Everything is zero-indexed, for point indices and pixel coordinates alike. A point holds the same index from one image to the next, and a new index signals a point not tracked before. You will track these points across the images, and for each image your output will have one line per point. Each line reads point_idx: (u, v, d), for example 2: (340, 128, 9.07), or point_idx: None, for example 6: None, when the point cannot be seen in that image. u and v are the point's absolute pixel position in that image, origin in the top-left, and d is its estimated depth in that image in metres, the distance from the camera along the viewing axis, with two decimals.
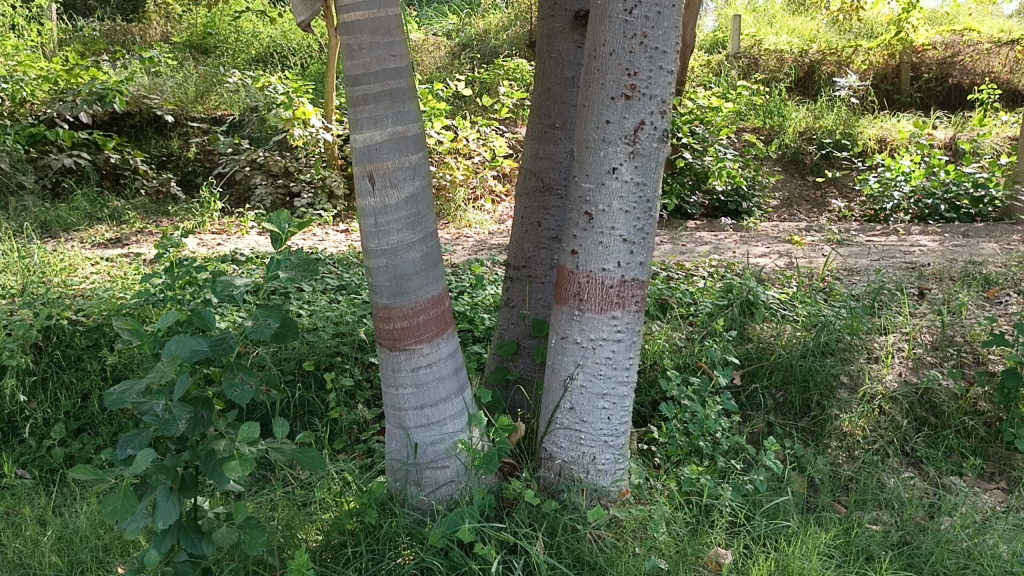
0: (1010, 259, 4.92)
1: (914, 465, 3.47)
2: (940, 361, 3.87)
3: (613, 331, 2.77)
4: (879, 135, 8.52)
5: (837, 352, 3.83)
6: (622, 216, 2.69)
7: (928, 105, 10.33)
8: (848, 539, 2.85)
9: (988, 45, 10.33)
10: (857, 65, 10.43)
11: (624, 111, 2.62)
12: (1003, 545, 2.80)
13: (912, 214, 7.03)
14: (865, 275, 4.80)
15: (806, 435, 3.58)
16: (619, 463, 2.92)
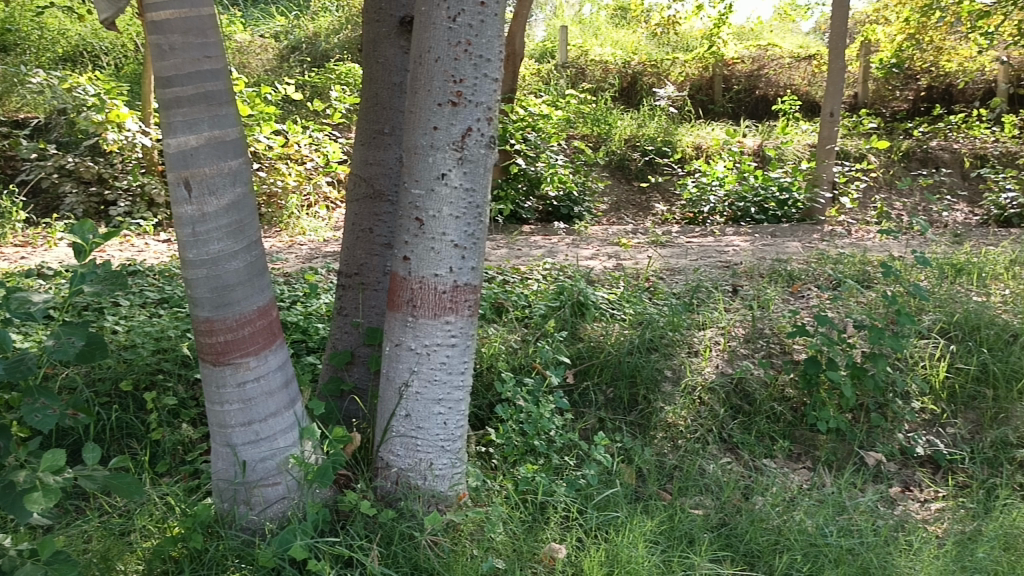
0: (810, 257, 5.36)
1: (730, 451, 3.70)
2: (751, 352, 4.16)
3: (447, 336, 2.78)
4: (696, 142, 9.03)
5: (661, 348, 4.06)
6: (452, 222, 2.71)
7: (738, 114, 11.11)
8: (672, 524, 3.01)
9: (788, 59, 11.22)
10: (674, 76, 11.05)
11: (451, 118, 2.64)
12: (809, 520, 3.03)
13: (726, 216, 7.51)
14: (684, 275, 5.09)
15: (634, 428, 3.74)
16: (456, 467, 2.93)
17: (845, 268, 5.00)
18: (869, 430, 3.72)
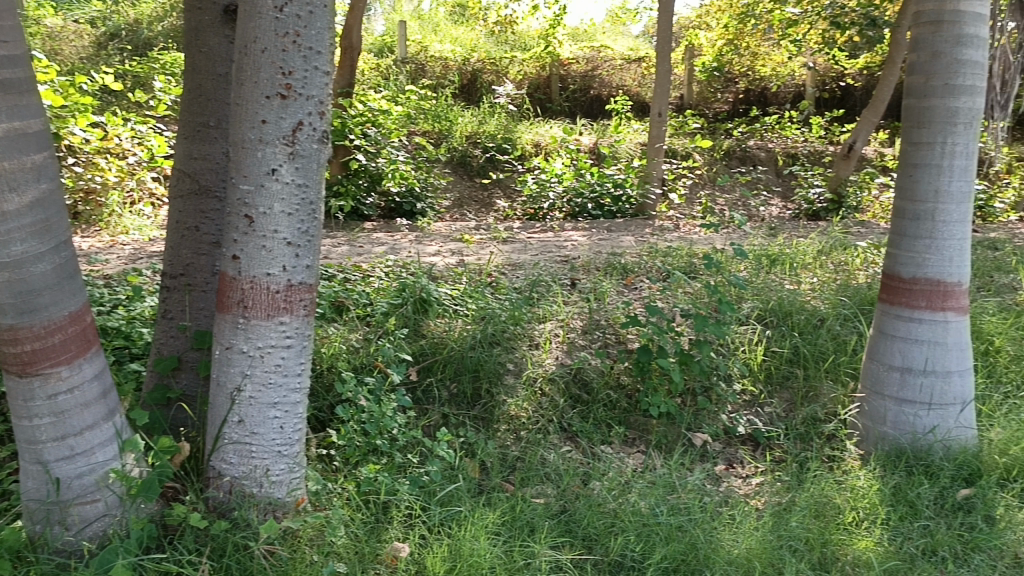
0: (642, 250, 5.61)
1: (570, 439, 3.81)
2: (589, 343, 4.29)
3: (282, 337, 2.69)
4: (535, 140, 9.20)
5: (502, 342, 4.12)
6: (284, 218, 2.62)
7: (574, 113, 11.45)
8: (514, 515, 3.07)
9: (620, 61, 11.67)
10: (513, 74, 11.22)
11: (280, 111, 2.55)
12: (642, 501, 3.18)
13: (565, 212, 7.71)
14: (525, 269, 5.19)
15: (478, 421, 3.77)
16: (294, 472, 2.84)
17: (674, 261, 5.26)
18: (696, 413, 3.91)
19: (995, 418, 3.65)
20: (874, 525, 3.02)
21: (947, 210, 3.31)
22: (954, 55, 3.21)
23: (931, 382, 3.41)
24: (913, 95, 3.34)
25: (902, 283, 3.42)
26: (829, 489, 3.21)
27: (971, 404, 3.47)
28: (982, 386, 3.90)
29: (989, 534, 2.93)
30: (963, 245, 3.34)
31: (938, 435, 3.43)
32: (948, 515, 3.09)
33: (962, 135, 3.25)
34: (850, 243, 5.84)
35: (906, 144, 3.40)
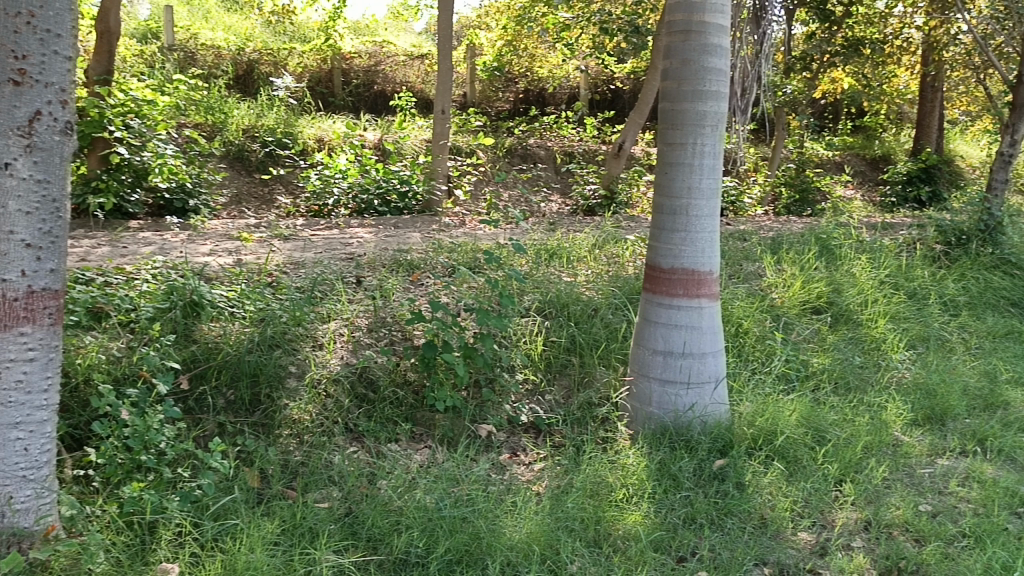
0: (427, 246, 5.63)
1: (356, 440, 3.75)
2: (375, 341, 4.24)
3: (22, 350, 2.42)
4: (317, 135, 8.95)
5: (283, 344, 3.97)
6: (22, 218, 2.36)
7: (357, 108, 11.27)
8: (295, 522, 2.98)
9: (403, 57, 11.64)
10: (292, 67, 10.85)
11: (14, 99, 2.29)
12: (427, 496, 3.20)
13: (350, 208, 7.56)
14: (307, 268, 5.03)
15: (257, 428, 3.62)
16: (43, 498, 2.56)
17: (458, 256, 5.33)
18: (481, 405, 3.98)
19: (744, 393, 4.03)
20: (642, 500, 3.23)
21: (699, 206, 3.60)
22: (701, 63, 3.49)
23: (689, 363, 3.69)
24: (667, 98, 3.60)
25: (662, 272, 3.67)
26: (603, 469, 3.40)
27: (723, 381, 3.80)
28: (733, 365, 4.30)
29: (739, 499, 3.23)
30: (713, 237, 3.65)
31: (696, 411, 3.72)
32: (705, 485, 3.37)
33: (709, 136, 3.55)
34: (621, 236, 6.21)
35: (662, 145, 3.65)
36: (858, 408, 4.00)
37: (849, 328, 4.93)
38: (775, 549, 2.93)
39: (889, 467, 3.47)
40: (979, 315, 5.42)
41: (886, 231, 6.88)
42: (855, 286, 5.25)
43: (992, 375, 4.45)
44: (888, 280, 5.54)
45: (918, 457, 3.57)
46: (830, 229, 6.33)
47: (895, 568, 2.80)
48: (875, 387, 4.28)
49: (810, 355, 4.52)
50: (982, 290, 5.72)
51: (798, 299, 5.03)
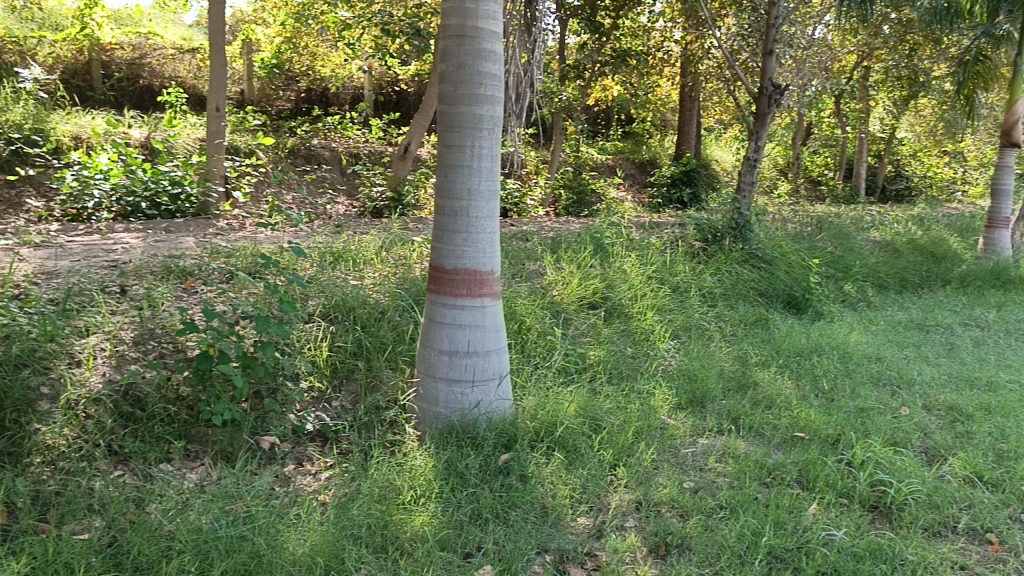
0: (202, 251, 5.33)
1: (122, 463, 3.47)
2: (142, 355, 3.93)
3: None
4: (74, 131, 8.19)
5: (32, 363, 3.58)
6: None
7: (121, 104, 10.45)
8: (48, 558, 2.71)
9: (171, 51, 11.01)
10: (42, 57, 9.82)
11: None
12: (202, 517, 3.02)
13: (115, 212, 6.99)
14: (62, 277, 4.58)
15: (3, 458, 3.26)
16: None
17: (236, 262, 5.08)
18: (262, 416, 3.80)
19: (526, 388, 4.17)
20: (429, 500, 3.23)
21: (478, 207, 3.65)
22: (477, 67, 3.53)
23: (474, 361, 3.73)
24: (444, 101, 3.60)
25: (445, 273, 3.68)
26: (390, 473, 3.37)
27: (506, 377, 3.89)
28: (516, 361, 4.44)
29: (522, 491, 3.32)
30: (493, 237, 3.72)
31: (482, 408, 3.77)
32: (490, 480, 3.44)
33: (487, 140, 3.62)
34: (408, 238, 6.22)
35: (441, 147, 3.67)
36: (629, 396, 4.26)
37: (622, 322, 5.24)
38: (556, 536, 3.03)
39: (657, 449, 3.72)
40: (732, 305, 5.98)
41: (653, 229, 7.41)
42: (626, 282, 5.60)
43: (744, 359, 4.91)
44: (655, 276, 5.95)
45: (682, 438, 3.86)
46: (604, 228, 6.69)
47: (663, 543, 2.93)
48: (645, 374, 4.60)
49: (587, 348, 4.77)
50: (735, 282, 6.30)
51: (576, 295, 5.28)
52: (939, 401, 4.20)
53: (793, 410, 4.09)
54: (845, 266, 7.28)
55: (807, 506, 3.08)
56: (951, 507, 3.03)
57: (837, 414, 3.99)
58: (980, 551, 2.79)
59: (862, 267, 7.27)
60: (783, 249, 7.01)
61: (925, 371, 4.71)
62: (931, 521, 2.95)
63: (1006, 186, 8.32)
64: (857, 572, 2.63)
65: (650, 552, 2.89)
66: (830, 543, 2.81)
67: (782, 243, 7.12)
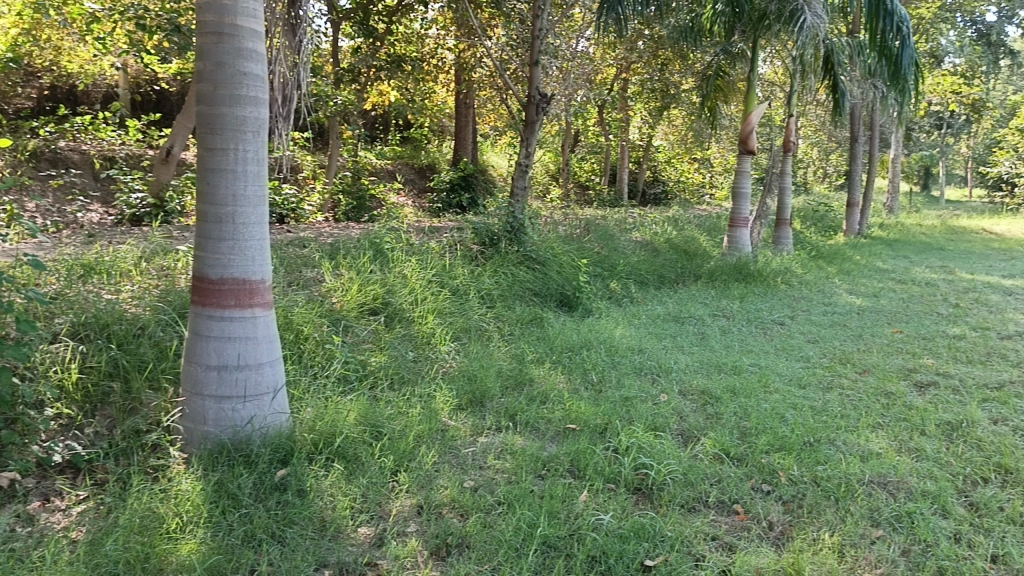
0: None
1: None
2: None
3: None
4: None
5: None
6: None
7: None
8: None
9: None
10: None
11: None
12: None
13: None
14: None
15: None
16: None
17: None
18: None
19: (304, 400, 4.02)
20: (196, 527, 2.99)
21: (245, 213, 3.45)
22: (237, 67, 3.33)
23: (246, 376, 3.53)
24: (202, 101, 3.34)
25: (210, 284, 3.42)
26: (152, 501, 3.11)
27: (280, 390, 3.72)
28: (292, 372, 4.27)
29: (300, 507, 3.16)
30: (261, 244, 3.53)
31: (255, 424, 3.57)
32: (265, 498, 3.25)
33: (251, 142, 3.43)
34: (171, 247, 5.83)
35: (200, 150, 3.40)
36: (410, 400, 4.26)
37: (402, 327, 5.22)
38: (335, 549, 2.88)
39: (438, 451, 3.73)
40: (509, 306, 6.18)
41: (432, 234, 7.48)
42: (406, 287, 5.59)
43: (520, 357, 5.08)
44: (435, 279, 5.99)
45: (463, 438, 3.90)
46: (382, 233, 6.64)
47: (443, 545, 2.91)
48: (425, 378, 4.61)
49: (367, 354, 4.70)
50: (511, 283, 6.50)
51: (356, 302, 5.19)
52: (693, 387, 4.57)
53: (565, 403, 4.28)
54: (610, 266, 7.74)
55: (577, 494, 3.22)
56: (702, 483, 3.29)
57: (604, 405, 4.23)
58: (728, 521, 3.02)
59: (625, 266, 7.77)
60: (554, 251, 7.32)
61: (681, 359, 5.11)
62: (687, 498, 3.18)
63: (744, 189, 9.25)
64: (622, 552, 2.74)
65: (431, 555, 2.87)
66: (598, 527, 2.93)
67: (553, 245, 7.44)
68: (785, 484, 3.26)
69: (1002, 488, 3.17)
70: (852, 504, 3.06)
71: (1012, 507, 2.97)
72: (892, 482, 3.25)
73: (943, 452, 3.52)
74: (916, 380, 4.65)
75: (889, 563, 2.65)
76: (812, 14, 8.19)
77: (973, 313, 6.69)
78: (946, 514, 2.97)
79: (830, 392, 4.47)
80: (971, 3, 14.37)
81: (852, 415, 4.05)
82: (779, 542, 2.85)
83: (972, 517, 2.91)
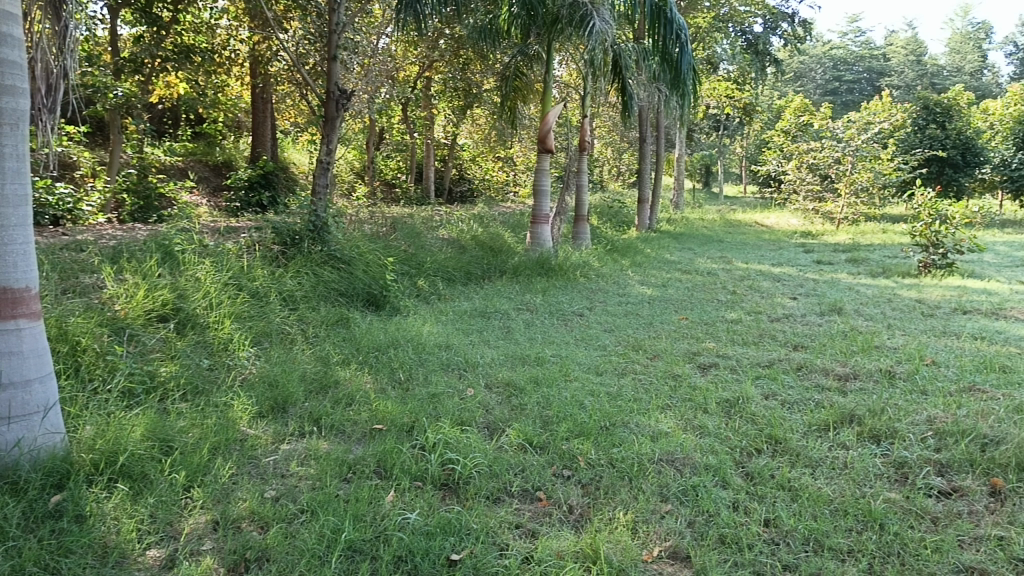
0: None
1: None
2: None
3: None
4: None
5: None
6: None
7: None
8: None
9: None
10: None
11: None
12: None
13: None
14: None
15: None
16: None
17: None
18: None
19: (82, 418, 3.66)
20: None
21: (5, 213, 3.10)
22: None
23: (11, 395, 3.17)
24: None
25: None
26: None
27: (53, 408, 3.38)
28: (68, 388, 3.88)
29: (78, 534, 2.86)
30: (25, 248, 3.19)
31: (24, 447, 3.22)
32: (36, 528, 2.92)
33: (10, 135, 3.09)
34: None
35: None
36: (205, 411, 4.02)
37: (195, 333, 4.92)
38: None
39: (236, 462, 3.54)
40: (313, 307, 6.00)
41: (228, 234, 7.11)
42: (199, 291, 5.27)
43: (324, 359, 4.95)
44: (232, 281, 5.69)
45: (264, 447, 3.73)
46: (172, 234, 6.22)
47: (242, 560, 2.75)
48: (222, 387, 4.37)
49: (157, 365, 4.38)
50: (314, 284, 6.32)
51: (142, 309, 4.82)
52: (497, 380, 4.66)
53: (372, 404, 4.22)
54: (417, 263, 7.72)
55: (383, 495, 3.18)
56: (506, 473, 3.36)
57: (411, 403, 4.21)
58: (531, 508, 3.10)
59: (432, 263, 7.79)
60: (359, 250, 7.19)
61: (486, 354, 5.19)
62: (492, 489, 3.23)
63: (544, 187, 9.56)
64: (428, 549, 2.73)
65: (229, 572, 2.70)
66: (404, 527, 2.91)
67: (358, 243, 7.32)
68: (584, 468, 3.40)
69: (773, 457, 3.48)
70: (643, 482, 3.24)
71: (781, 474, 3.26)
72: (678, 459, 3.47)
73: (722, 428, 3.81)
74: (700, 362, 5.01)
75: (676, 535, 2.82)
76: (600, 19, 8.68)
77: (748, 298, 7.32)
78: (726, 484, 3.21)
79: (624, 377, 4.72)
80: (740, 15, 15.69)
81: (644, 398, 4.29)
82: (578, 525, 2.96)
83: (747, 486, 3.17)
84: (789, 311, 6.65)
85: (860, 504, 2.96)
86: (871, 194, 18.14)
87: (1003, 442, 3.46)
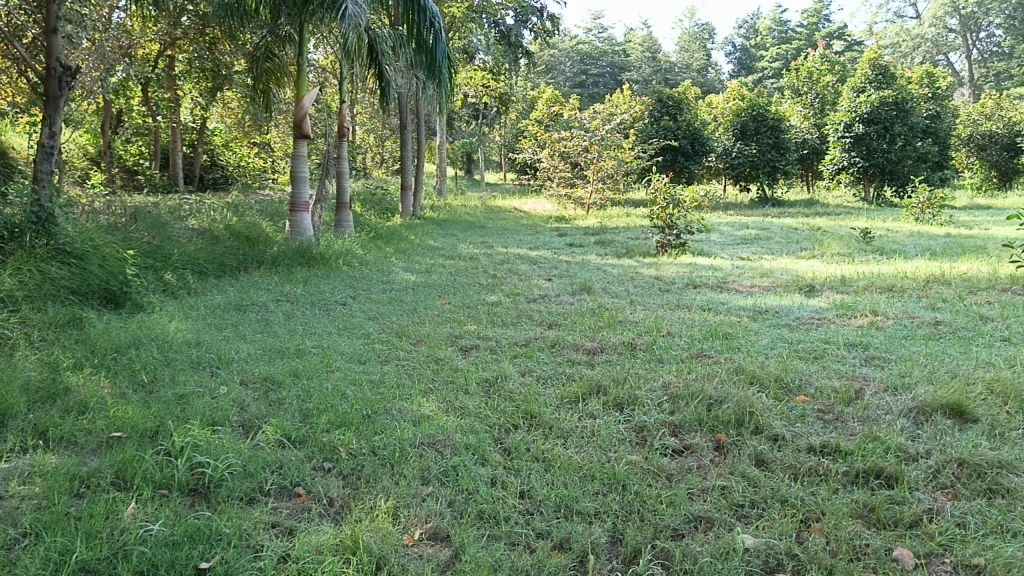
0: None
1: None
2: None
3: None
4: None
5: None
6: None
7: None
8: None
9: None
10: None
11: None
12: None
13: None
14: None
15: None
16: None
17: None
18: None
19: None
20: None
21: None
22: None
23: None
24: None
25: None
26: None
27: None
28: None
29: None
30: None
31: None
32: None
33: None
34: None
35: None
36: None
37: None
38: None
39: None
40: (38, 308, 5.37)
41: None
42: None
43: (53, 365, 4.43)
44: None
45: None
46: None
47: None
48: None
49: None
50: (39, 282, 5.64)
51: None
52: (253, 375, 4.45)
53: (109, 410, 3.86)
54: (163, 256, 7.18)
55: (122, 507, 2.91)
56: (262, 472, 3.22)
57: (154, 406, 3.90)
58: (288, 505, 2.99)
59: (181, 255, 7.28)
60: (94, 242, 6.54)
61: (241, 349, 4.94)
62: (245, 490, 3.09)
63: (302, 173, 9.29)
64: (174, 560, 2.54)
65: None
66: (147, 539, 2.68)
67: (93, 235, 6.66)
68: (344, 459, 3.34)
69: (528, 431, 3.62)
70: (404, 467, 3.24)
71: (535, 447, 3.41)
72: (439, 441, 3.52)
73: (482, 407, 3.91)
74: (460, 345, 5.11)
75: (437, 516, 2.85)
76: (353, 3, 8.50)
77: (507, 281, 7.56)
78: (484, 462, 3.30)
79: (387, 364, 4.70)
80: (493, 6, 16.09)
81: (406, 383, 4.30)
82: (338, 517, 2.90)
83: (504, 461, 3.28)
84: (544, 292, 6.97)
85: (605, 469, 3.16)
86: (616, 180, 19.76)
87: (725, 401, 3.85)
